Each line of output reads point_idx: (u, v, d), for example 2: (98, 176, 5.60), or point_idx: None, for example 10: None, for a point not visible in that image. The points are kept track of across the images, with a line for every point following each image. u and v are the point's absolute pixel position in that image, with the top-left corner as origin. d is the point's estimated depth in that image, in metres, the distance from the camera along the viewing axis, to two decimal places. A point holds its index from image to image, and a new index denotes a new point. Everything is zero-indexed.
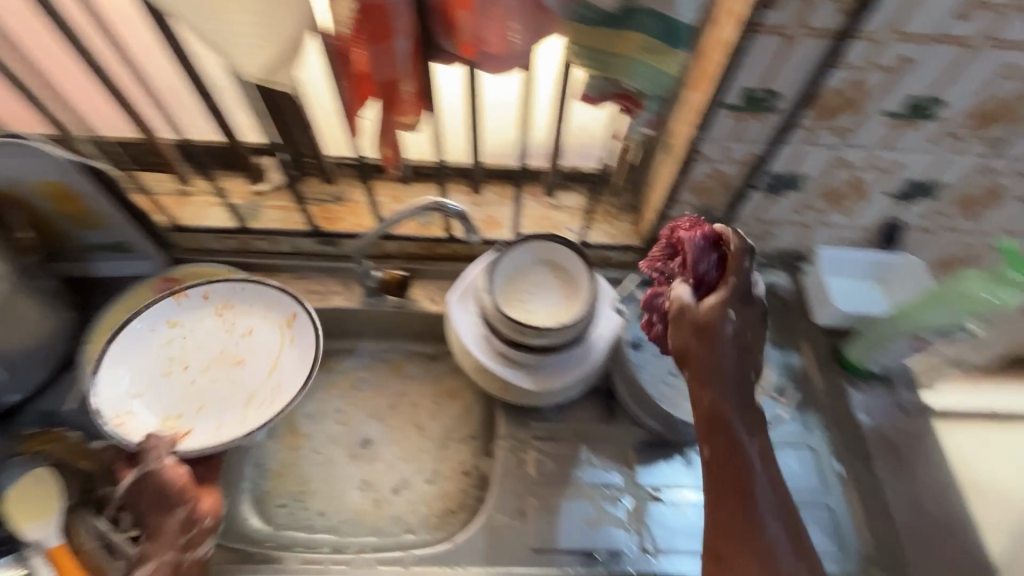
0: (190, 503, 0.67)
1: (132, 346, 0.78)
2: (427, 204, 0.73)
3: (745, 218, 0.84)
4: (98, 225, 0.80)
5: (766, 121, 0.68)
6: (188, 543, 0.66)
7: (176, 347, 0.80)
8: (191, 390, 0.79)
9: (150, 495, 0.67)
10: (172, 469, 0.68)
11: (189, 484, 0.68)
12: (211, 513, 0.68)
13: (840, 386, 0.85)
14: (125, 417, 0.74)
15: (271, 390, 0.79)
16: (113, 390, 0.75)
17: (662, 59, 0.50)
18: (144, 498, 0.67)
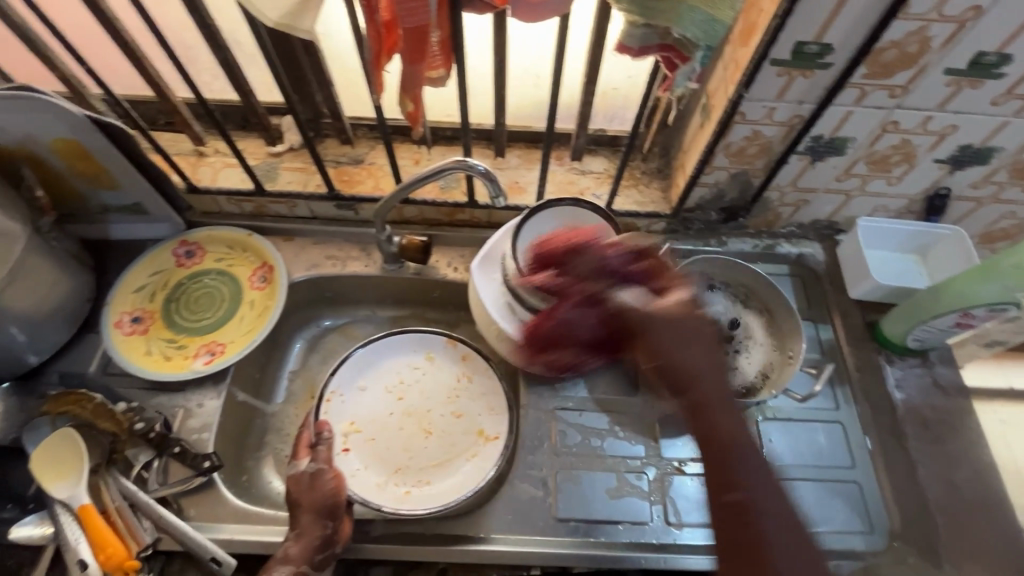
0: (339, 522, 0.66)
1: (375, 367, 0.84)
2: (451, 163, 0.69)
3: (782, 185, 0.80)
4: (114, 185, 0.78)
5: (815, 78, 0.63)
6: (329, 545, 0.65)
7: (405, 389, 0.84)
8: (384, 439, 0.81)
9: (313, 498, 0.66)
10: (335, 479, 0.68)
11: (341, 501, 0.67)
12: (344, 535, 0.67)
13: (872, 361, 0.83)
14: (357, 420, 0.81)
15: (409, 487, 0.77)
16: (366, 404, 0.82)
17: (717, 3, 0.46)
18: (306, 498, 0.66)
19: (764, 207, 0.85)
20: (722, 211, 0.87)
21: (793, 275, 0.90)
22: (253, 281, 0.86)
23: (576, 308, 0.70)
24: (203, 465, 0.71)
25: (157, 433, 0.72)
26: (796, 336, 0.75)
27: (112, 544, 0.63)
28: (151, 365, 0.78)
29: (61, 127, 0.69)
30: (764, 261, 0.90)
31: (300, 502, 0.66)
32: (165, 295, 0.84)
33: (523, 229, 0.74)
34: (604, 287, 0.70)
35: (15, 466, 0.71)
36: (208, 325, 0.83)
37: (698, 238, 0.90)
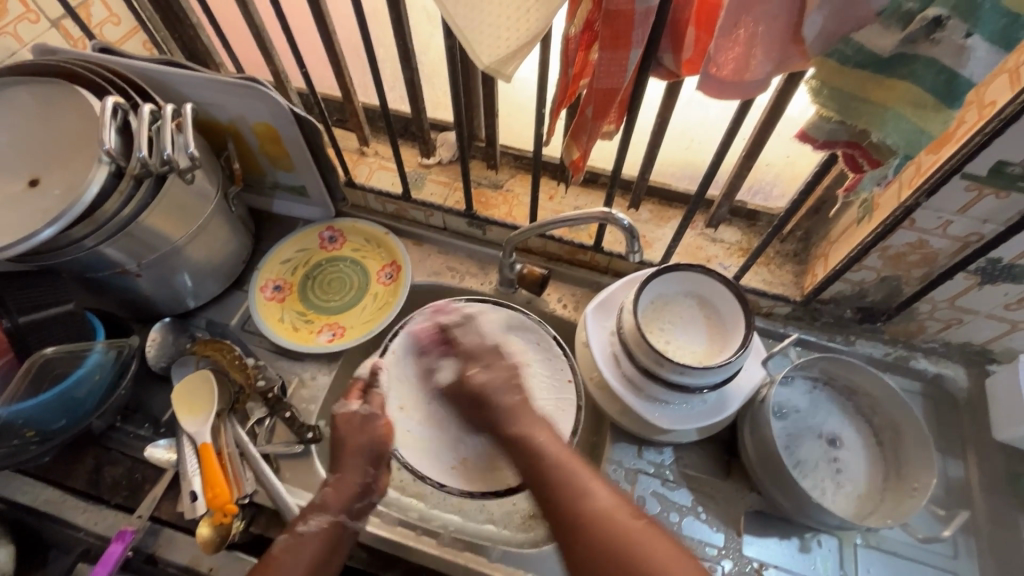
0: (380, 470, 0.67)
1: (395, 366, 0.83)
2: (595, 212, 0.70)
3: (937, 299, 0.74)
4: (290, 168, 0.89)
5: (1009, 200, 0.58)
6: (364, 493, 0.64)
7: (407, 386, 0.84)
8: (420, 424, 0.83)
9: (365, 440, 0.67)
10: (387, 426, 0.69)
11: (387, 452, 0.68)
12: (383, 486, 0.67)
13: (1010, 517, 0.73)
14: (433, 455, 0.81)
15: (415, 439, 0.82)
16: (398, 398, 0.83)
17: (930, 116, 0.44)
18: (352, 440, 0.67)
19: (908, 317, 0.79)
20: (858, 311, 0.81)
21: (926, 395, 0.82)
22: (379, 275, 0.93)
23: (687, 379, 0.68)
24: (305, 436, 0.77)
25: (274, 394, 0.79)
26: (923, 468, 0.68)
27: (220, 484, 0.69)
28: (281, 331, 0.87)
29: (267, 114, 0.79)
30: (894, 372, 0.83)
31: (346, 445, 0.67)
32: (304, 271, 0.93)
33: (647, 287, 0.74)
34: (722, 368, 0.67)
35: (157, 392, 0.81)
36: (333, 307, 0.91)
37: (823, 331, 0.85)
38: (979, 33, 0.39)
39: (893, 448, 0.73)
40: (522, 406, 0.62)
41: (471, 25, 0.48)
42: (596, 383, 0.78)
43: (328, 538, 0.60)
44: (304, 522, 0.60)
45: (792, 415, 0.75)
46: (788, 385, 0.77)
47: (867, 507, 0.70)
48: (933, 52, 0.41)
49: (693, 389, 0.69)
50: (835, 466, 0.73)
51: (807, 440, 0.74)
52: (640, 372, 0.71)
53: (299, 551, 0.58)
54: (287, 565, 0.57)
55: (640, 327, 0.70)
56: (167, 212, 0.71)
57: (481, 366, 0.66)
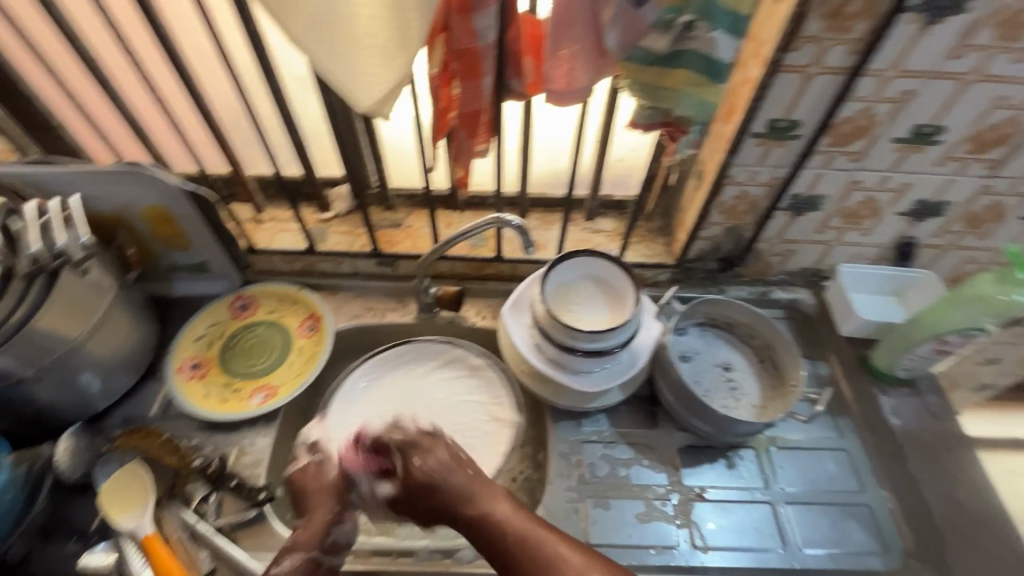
0: (344, 507, 0.71)
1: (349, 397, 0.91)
2: (488, 219, 0.79)
3: (770, 237, 0.93)
4: (186, 246, 0.90)
5: (789, 147, 0.77)
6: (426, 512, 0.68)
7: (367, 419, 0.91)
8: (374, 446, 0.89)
9: (317, 484, 0.72)
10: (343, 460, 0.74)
11: (345, 489, 0.72)
12: (353, 522, 0.70)
13: (869, 393, 0.90)
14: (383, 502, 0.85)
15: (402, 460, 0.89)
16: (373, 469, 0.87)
17: (708, 91, 0.59)
18: (311, 484, 0.72)
19: (756, 258, 0.97)
20: (719, 262, 0.98)
21: (788, 318, 1.00)
22: (302, 331, 0.94)
23: (599, 344, 0.78)
24: (258, 498, 0.75)
25: (215, 468, 0.76)
26: (794, 367, 0.83)
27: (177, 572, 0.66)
28: (208, 406, 0.85)
29: (156, 196, 0.81)
30: (760, 306, 1.01)
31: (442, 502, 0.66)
32: (221, 344, 0.93)
33: (548, 276, 0.84)
34: (624, 326, 0.78)
35: (81, 502, 0.76)
36: (258, 370, 0.90)
37: (700, 286, 1.01)
38: (716, 29, 0.55)
39: (772, 360, 0.88)
40: (471, 482, 0.66)
41: (347, 79, 0.57)
42: (527, 374, 0.86)
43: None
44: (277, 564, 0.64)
45: (690, 358, 0.88)
46: (680, 334, 0.90)
47: (766, 412, 0.84)
48: (695, 44, 0.57)
49: (606, 351, 0.80)
50: (736, 389, 0.86)
51: (706, 372, 0.88)
52: (559, 347, 0.80)
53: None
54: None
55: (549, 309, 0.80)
56: (64, 309, 0.71)
57: (420, 457, 0.68)
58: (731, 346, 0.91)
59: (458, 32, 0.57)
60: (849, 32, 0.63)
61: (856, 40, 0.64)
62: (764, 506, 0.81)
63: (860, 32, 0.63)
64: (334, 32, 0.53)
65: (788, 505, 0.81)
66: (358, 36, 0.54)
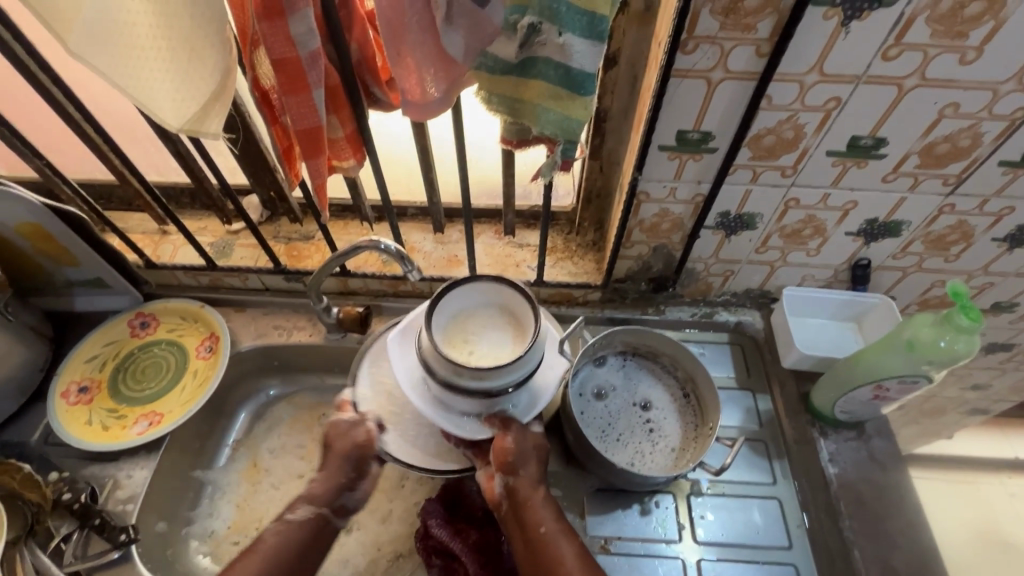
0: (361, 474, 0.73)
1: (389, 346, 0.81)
2: (361, 242, 0.71)
3: (704, 257, 0.83)
4: (75, 263, 0.85)
5: (705, 161, 0.67)
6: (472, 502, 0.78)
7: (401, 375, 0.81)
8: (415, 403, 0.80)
9: (347, 447, 0.74)
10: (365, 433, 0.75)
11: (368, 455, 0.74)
12: (363, 491, 0.73)
13: (807, 435, 0.80)
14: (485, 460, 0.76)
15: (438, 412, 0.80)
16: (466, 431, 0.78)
17: (571, 105, 0.50)
18: (337, 444, 0.74)
19: (693, 278, 0.87)
20: (652, 283, 0.89)
21: (733, 342, 0.91)
22: (200, 354, 0.89)
23: (485, 384, 0.68)
24: (119, 539, 0.72)
25: (81, 504, 0.72)
26: (715, 410, 0.74)
27: None
28: (88, 434, 0.81)
29: (27, 213, 0.76)
30: (701, 329, 0.92)
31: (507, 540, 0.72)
32: (114, 365, 0.88)
33: (437, 305, 0.73)
34: (515, 366, 0.68)
35: None
36: (147, 395, 0.86)
37: (634, 307, 0.92)
38: (567, 32, 0.46)
39: (697, 397, 0.79)
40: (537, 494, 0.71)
41: (144, 94, 0.49)
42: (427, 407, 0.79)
43: (291, 531, 0.68)
44: (295, 510, 0.70)
45: (606, 394, 0.80)
46: (597, 365, 0.82)
47: (680, 460, 0.75)
48: (545, 51, 0.48)
49: (497, 392, 0.69)
50: (653, 432, 0.77)
51: (621, 411, 0.79)
52: (443, 386, 0.70)
53: (243, 562, 0.65)
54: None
55: (433, 344, 0.69)
56: None
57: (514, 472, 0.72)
58: (654, 379, 0.81)
59: (270, 39, 0.48)
60: (752, 31, 0.53)
61: (762, 40, 0.54)
62: (676, 561, 0.73)
63: (765, 31, 0.53)
64: (115, 39, 0.45)
65: (704, 560, 0.73)
66: (147, 46, 0.46)
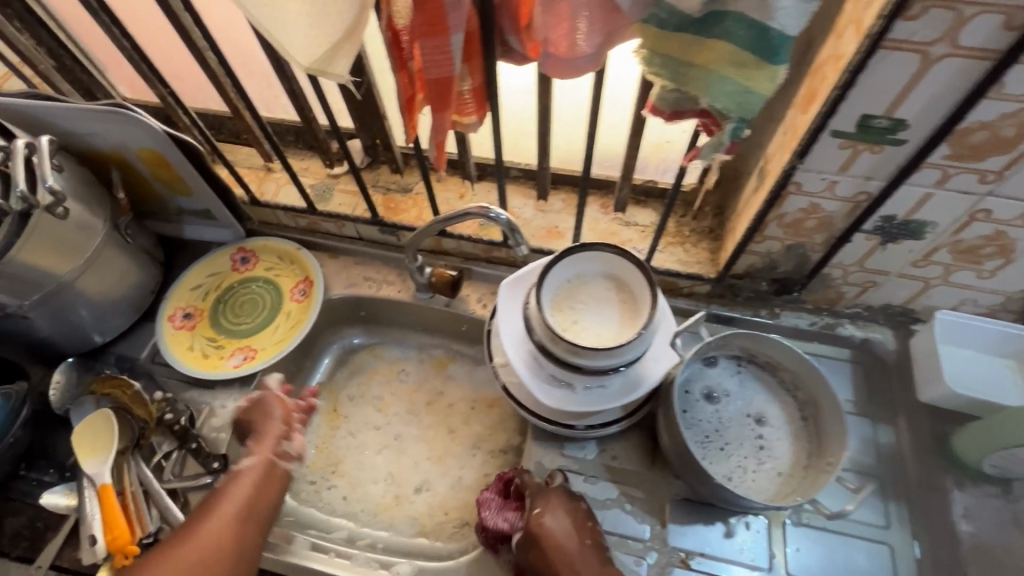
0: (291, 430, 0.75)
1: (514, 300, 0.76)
2: (471, 210, 0.68)
3: (845, 264, 0.72)
4: (187, 192, 0.86)
5: (886, 155, 0.56)
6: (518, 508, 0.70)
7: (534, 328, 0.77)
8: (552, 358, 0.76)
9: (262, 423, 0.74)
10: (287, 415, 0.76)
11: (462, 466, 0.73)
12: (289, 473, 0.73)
13: (937, 480, 0.70)
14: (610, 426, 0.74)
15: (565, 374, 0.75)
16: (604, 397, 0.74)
17: (756, 74, 0.42)
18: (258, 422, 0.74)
19: (824, 284, 0.77)
20: (774, 283, 0.79)
21: (854, 361, 0.79)
22: (291, 293, 0.90)
23: (580, 361, 0.66)
24: (213, 465, 0.76)
25: (181, 426, 0.76)
26: (839, 442, 0.65)
27: (119, 526, 0.67)
28: (188, 359, 0.84)
29: (149, 140, 0.77)
30: (821, 342, 0.81)
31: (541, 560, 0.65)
32: (216, 296, 0.91)
33: (557, 265, 0.71)
34: (615, 351, 0.65)
35: (67, 434, 0.79)
36: (243, 330, 0.89)
37: (745, 307, 0.83)
38: None
39: (815, 423, 0.70)
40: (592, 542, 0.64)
41: (279, 27, 0.46)
42: (516, 384, 0.75)
43: (260, 478, 0.69)
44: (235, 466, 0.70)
45: (712, 400, 0.73)
46: (707, 365, 0.75)
47: (784, 487, 0.68)
48: (742, 5, 0.39)
49: (586, 371, 0.67)
50: (757, 451, 0.70)
51: (725, 421, 0.72)
52: (537, 347, 0.69)
53: (233, 487, 0.67)
54: (219, 502, 0.65)
55: (539, 304, 0.68)
56: (47, 247, 0.70)
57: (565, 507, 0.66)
58: (767, 391, 0.74)
59: None
60: None
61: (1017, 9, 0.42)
62: None
63: None
64: None
65: None
66: None
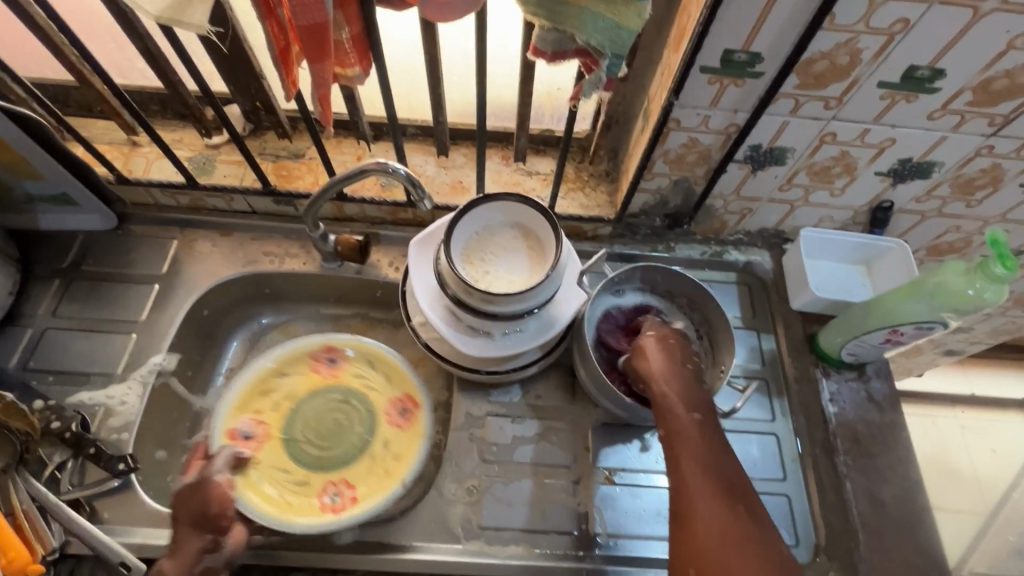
0: (220, 532, 0.65)
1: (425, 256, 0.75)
2: (368, 165, 0.67)
3: (725, 193, 0.79)
4: (36, 175, 0.76)
5: (747, 87, 0.61)
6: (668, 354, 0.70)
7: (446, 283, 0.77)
8: None
9: (192, 509, 0.65)
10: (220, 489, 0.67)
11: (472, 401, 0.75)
12: (234, 547, 0.65)
13: (809, 374, 0.82)
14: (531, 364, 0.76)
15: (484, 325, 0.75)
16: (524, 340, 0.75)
17: (624, 11, 0.44)
18: (186, 509, 0.65)
19: (709, 214, 0.84)
20: (667, 219, 0.86)
21: (740, 283, 0.88)
22: (324, 487, 0.75)
23: (495, 308, 0.68)
24: (118, 468, 0.69)
25: (73, 434, 0.70)
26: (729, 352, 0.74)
27: (15, 548, 0.61)
28: (280, 489, 0.73)
29: None
30: (711, 268, 0.89)
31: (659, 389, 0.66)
32: (338, 456, 0.77)
33: (463, 218, 0.72)
34: (526, 295, 0.67)
35: None
36: (331, 462, 0.77)
37: (644, 243, 0.89)
38: None
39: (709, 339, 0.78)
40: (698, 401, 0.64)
41: None
42: (437, 340, 0.76)
43: None
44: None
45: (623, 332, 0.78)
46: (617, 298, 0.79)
47: None
48: None
49: (502, 317, 0.70)
50: None
51: None
52: (452, 300, 0.71)
53: None
54: None
55: (449, 258, 0.69)
56: None
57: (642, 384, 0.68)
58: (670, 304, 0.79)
59: None
60: None
61: None
62: None
63: None
64: None
65: None
66: None
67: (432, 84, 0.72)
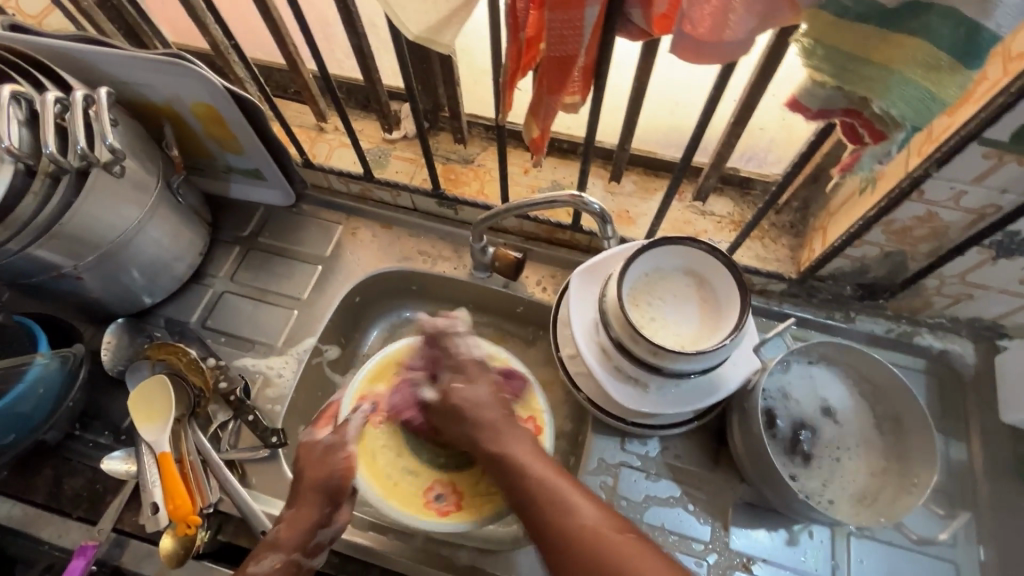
0: (335, 508, 0.62)
1: (587, 287, 0.72)
2: (562, 198, 0.65)
3: (945, 275, 0.68)
4: (239, 150, 0.81)
5: None
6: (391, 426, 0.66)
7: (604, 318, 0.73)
8: None
9: (318, 475, 0.62)
10: (346, 458, 0.63)
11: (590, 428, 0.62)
12: (342, 522, 0.62)
13: (1012, 504, 0.69)
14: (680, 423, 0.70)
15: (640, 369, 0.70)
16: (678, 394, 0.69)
17: (945, 80, 0.39)
18: (310, 472, 0.62)
19: (914, 292, 0.73)
20: (858, 288, 0.75)
21: (929, 373, 0.76)
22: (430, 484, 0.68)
23: (660, 363, 0.63)
24: (270, 440, 0.74)
25: (236, 397, 0.75)
26: (927, 468, 0.64)
27: (181, 496, 0.66)
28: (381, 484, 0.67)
29: (205, 95, 0.72)
30: (894, 350, 0.77)
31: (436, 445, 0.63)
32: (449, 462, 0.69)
33: (640, 258, 0.67)
34: (699, 356, 0.61)
35: (118, 398, 0.78)
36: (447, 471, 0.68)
37: (821, 309, 0.79)
38: None
39: (895, 440, 0.68)
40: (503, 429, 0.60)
41: None
42: (584, 377, 0.72)
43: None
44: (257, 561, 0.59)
45: (788, 412, 0.70)
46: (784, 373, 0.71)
47: (862, 502, 0.66)
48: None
49: (664, 373, 0.64)
50: (833, 461, 0.69)
51: (803, 432, 0.69)
52: (613, 342, 0.66)
53: None
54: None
55: (620, 298, 0.64)
56: (102, 207, 0.66)
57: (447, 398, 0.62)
58: (843, 381, 0.71)
59: None
60: None
61: None
62: None
63: None
64: None
65: None
66: None
67: (630, 112, 0.67)
